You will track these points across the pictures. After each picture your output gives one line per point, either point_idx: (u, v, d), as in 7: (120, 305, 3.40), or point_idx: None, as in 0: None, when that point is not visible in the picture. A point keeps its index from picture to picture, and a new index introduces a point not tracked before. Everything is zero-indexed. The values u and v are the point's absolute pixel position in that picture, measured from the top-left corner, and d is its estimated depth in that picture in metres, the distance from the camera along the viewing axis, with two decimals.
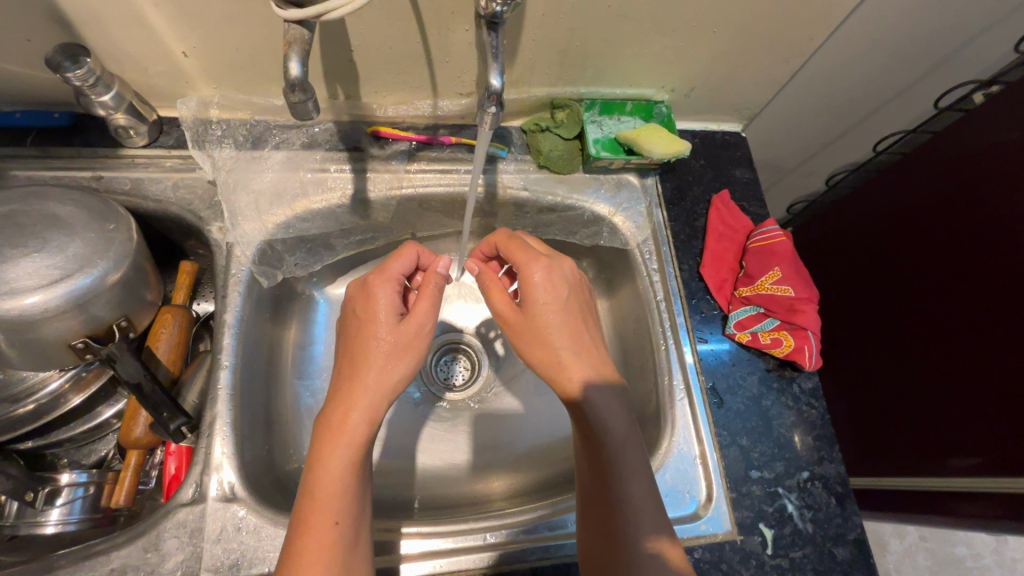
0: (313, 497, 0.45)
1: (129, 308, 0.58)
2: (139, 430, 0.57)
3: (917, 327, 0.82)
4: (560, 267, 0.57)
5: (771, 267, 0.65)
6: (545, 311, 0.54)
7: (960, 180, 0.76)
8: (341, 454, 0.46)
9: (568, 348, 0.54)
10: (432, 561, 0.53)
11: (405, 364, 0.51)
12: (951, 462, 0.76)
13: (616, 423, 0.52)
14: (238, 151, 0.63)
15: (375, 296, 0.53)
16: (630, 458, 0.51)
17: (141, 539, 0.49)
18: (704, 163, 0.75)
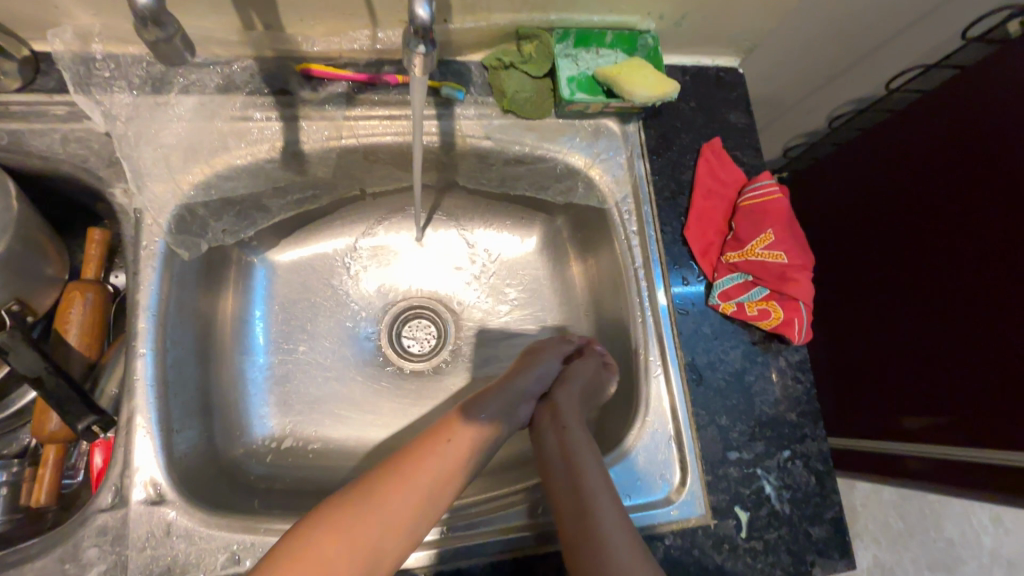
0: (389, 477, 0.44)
1: (21, 288, 0.49)
2: (54, 423, 0.51)
3: (907, 285, 0.78)
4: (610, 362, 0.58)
5: (763, 229, 0.58)
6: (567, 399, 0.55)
7: (974, 131, 0.68)
8: (420, 479, 0.44)
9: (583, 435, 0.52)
10: (418, 552, 0.50)
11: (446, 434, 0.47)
12: (929, 421, 0.74)
13: (597, 495, 0.47)
14: (138, 96, 0.53)
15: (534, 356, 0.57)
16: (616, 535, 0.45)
17: (57, 550, 0.45)
18: (694, 105, 0.65)
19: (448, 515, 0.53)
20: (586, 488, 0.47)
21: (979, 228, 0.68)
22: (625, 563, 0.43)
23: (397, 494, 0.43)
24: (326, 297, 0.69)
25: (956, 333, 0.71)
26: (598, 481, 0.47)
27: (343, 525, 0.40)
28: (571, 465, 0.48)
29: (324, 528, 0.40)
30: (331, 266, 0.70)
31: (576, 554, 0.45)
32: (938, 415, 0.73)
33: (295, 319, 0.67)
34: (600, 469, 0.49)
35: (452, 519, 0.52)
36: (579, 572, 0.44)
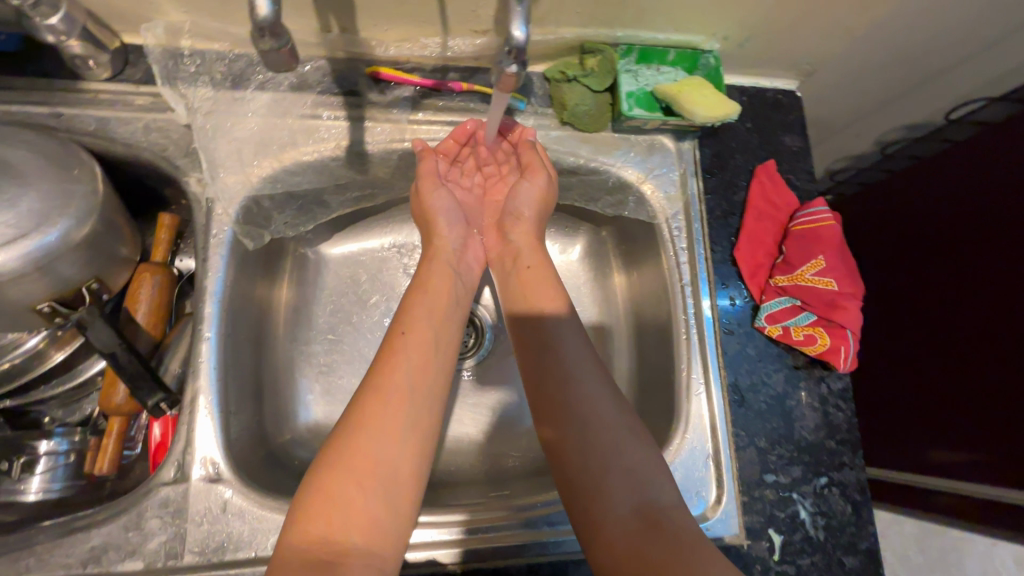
0: (369, 387, 0.45)
1: (100, 268, 0.52)
2: (120, 398, 0.54)
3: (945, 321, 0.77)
4: (551, 184, 0.60)
5: (814, 255, 0.58)
6: (516, 229, 0.62)
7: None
8: (398, 376, 0.45)
9: (536, 275, 0.58)
10: (432, 551, 0.51)
11: (438, 301, 0.53)
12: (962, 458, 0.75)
13: (578, 364, 0.51)
14: (217, 90, 0.55)
15: (432, 200, 0.59)
16: (600, 402, 0.49)
17: (122, 518, 0.47)
18: (751, 127, 0.66)
19: (468, 516, 0.53)
20: (569, 379, 0.50)
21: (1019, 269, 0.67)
22: (610, 423, 0.47)
23: (393, 346, 0.48)
24: (373, 292, 0.71)
25: (991, 371, 0.71)
26: (579, 354, 0.52)
27: (345, 444, 0.41)
28: (564, 382, 0.50)
29: (348, 440, 0.41)
30: (379, 263, 0.72)
31: (559, 424, 0.48)
32: (970, 451, 0.74)
33: (342, 312, 0.69)
34: (588, 364, 0.52)
35: (474, 521, 0.53)
36: (599, 489, 0.44)
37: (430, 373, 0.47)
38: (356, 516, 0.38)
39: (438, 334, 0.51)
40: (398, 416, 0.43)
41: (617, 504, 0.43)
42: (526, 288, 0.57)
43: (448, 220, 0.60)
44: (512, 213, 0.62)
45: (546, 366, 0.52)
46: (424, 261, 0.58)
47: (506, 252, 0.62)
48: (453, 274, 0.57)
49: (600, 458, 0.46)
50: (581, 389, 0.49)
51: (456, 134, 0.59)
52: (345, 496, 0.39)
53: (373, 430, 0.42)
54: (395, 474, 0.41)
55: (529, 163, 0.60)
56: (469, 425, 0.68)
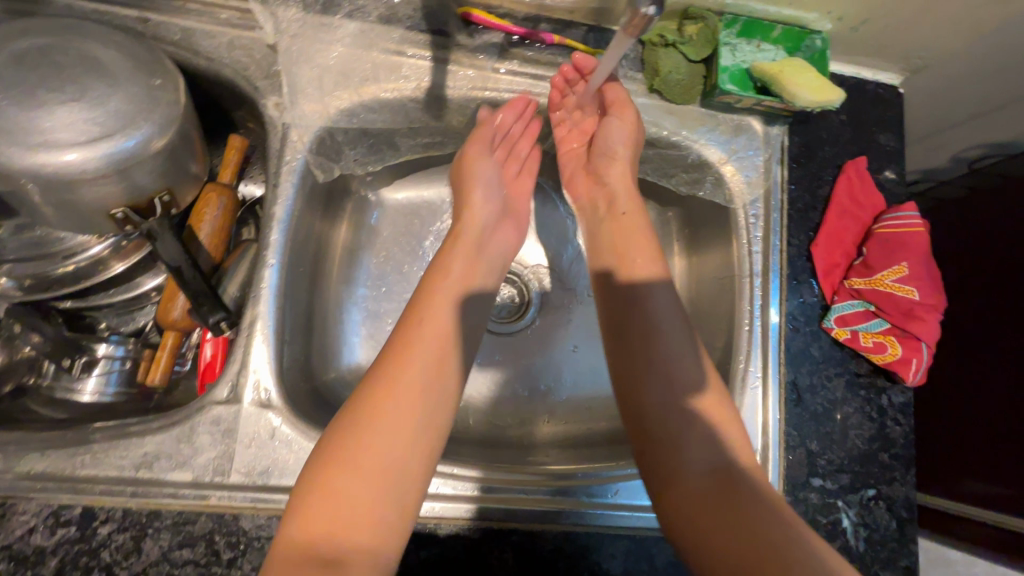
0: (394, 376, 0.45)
1: (173, 181, 0.52)
2: (177, 312, 0.54)
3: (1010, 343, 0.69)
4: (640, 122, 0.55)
5: (898, 261, 0.55)
6: (610, 170, 0.57)
7: None
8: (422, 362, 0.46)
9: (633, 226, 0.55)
10: (463, 504, 0.51)
11: (458, 287, 0.52)
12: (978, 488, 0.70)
13: (668, 321, 0.49)
14: (306, 14, 0.54)
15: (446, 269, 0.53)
16: (683, 361, 0.47)
17: (176, 429, 0.47)
18: (845, 119, 0.62)
19: (483, 474, 0.53)
20: (655, 328, 0.49)
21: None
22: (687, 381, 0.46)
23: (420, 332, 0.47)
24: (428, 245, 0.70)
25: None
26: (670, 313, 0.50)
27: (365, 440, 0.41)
28: (647, 333, 0.49)
29: (357, 422, 0.42)
30: (437, 214, 0.71)
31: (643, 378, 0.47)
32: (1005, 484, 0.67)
33: (395, 260, 0.69)
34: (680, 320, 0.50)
35: (506, 481, 0.52)
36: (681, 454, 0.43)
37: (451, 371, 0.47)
38: (364, 513, 0.39)
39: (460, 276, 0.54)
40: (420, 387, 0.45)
41: (694, 460, 0.42)
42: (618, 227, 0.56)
43: (484, 192, 0.58)
44: (603, 154, 0.57)
45: (630, 321, 0.50)
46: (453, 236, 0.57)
47: (599, 195, 0.59)
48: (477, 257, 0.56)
49: (680, 420, 0.44)
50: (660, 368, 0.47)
51: (515, 109, 0.57)
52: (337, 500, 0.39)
53: (385, 425, 0.42)
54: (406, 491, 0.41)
55: (615, 101, 0.54)
56: (505, 387, 0.68)
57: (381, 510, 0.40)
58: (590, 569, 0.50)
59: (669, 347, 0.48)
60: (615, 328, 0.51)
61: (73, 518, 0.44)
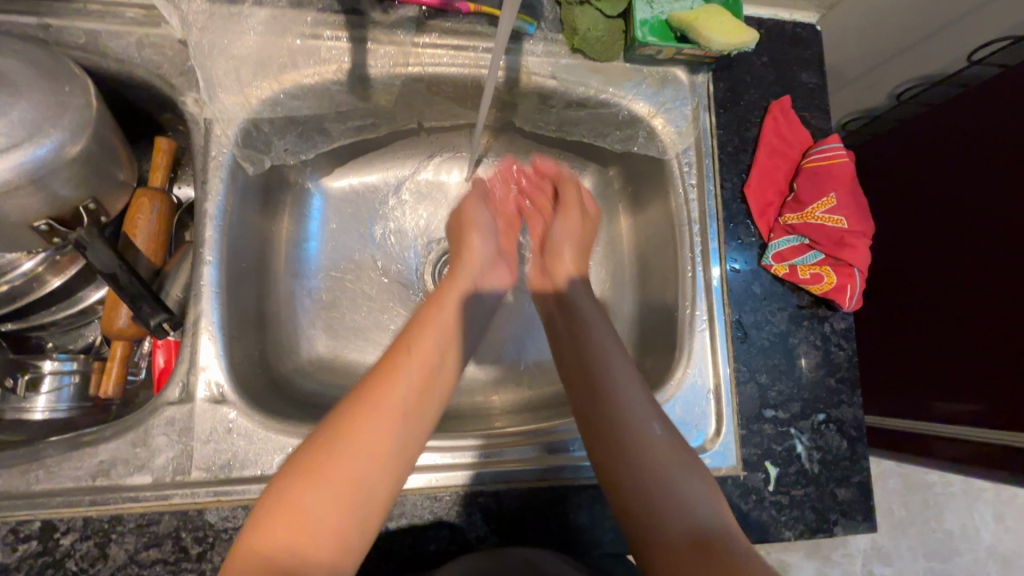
0: (386, 372, 0.46)
1: (97, 189, 0.51)
2: (122, 321, 0.53)
3: (942, 269, 0.74)
4: (592, 216, 0.64)
5: (826, 193, 0.57)
6: (558, 266, 0.60)
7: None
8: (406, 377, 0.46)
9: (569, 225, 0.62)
10: (427, 474, 0.51)
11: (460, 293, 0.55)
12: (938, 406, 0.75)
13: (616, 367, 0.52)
14: (212, 5, 0.53)
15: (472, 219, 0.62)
16: (641, 409, 0.49)
17: (129, 434, 0.47)
18: (766, 61, 0.63)
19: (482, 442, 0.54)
20: (609, 374, 0.51)
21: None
22: (652, 434, 0.48)
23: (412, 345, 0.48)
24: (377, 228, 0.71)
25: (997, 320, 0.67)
26: (624, 368, 0.52)
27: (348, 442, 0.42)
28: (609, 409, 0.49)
29: (406, 351, 0.47)
30: (382, 198, 0.71)
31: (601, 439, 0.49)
32: (961, 401, 0.72)
33: (345, 248, 0.69)
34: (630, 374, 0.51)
35: (482, 446, 0.53)
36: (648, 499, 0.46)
37: (439, 387, 0.48)
38: (345, 493, 0.41)
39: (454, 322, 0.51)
40: (456, 329, 0.52)
41: (668, 527, 0.45)
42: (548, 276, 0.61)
43: (482, 236, 0.61)
44: (554, 251, 0.61)
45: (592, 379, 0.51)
46: (452, 274, 0.57)
47: (557, 308, 0.59)
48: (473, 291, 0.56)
49: (653, 478, 0.46)
50: (610, 368, 0.51)
51: (495, 175, 0.68)
52: (385, 412, 0.43)
53: (375, 419, 0.43)
54: (430, 415, 0.47)
55: (568, 201, 0.63)
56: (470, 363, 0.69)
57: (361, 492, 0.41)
58: (558, 521, 0.52)
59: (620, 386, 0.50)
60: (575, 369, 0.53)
61: (33, 533, 0.45)
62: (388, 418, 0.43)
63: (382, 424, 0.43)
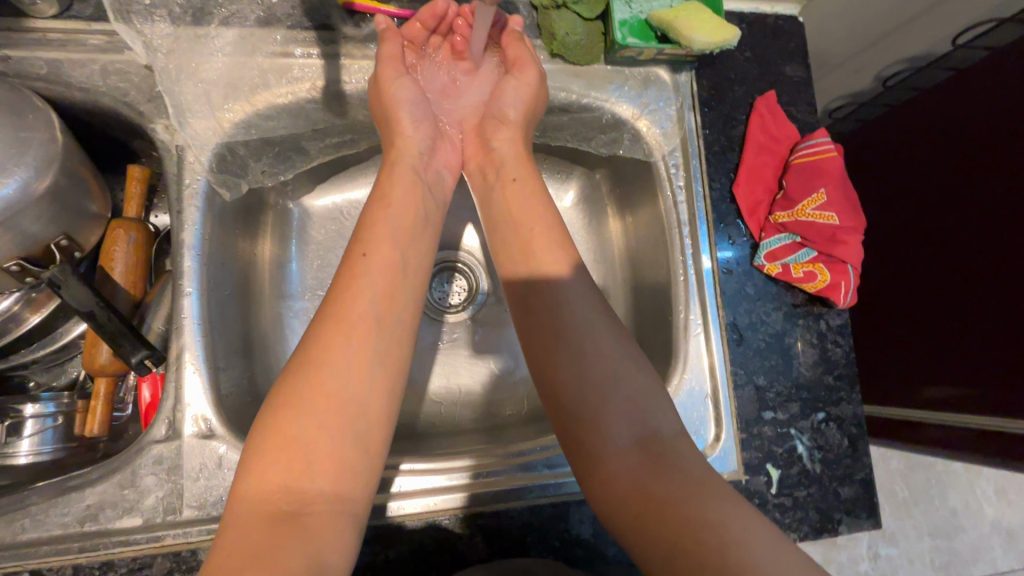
0: (331, 307, 0.42)
1: (69, 224, 0.50)
2: (103, 358, 0.52)
3: (934, 256, 0.74)
4: (540, 86, 0.56)
5: (816, 189, 0.56)
6: (498, 135, 0.58)
7: (1013, 112, 0.64)
8: (363, 304, 0.42)
9: (524, 189, 0.55)
10: (427, 498, 0.50)
11: (402, 218, 0.49)
12: (931, 394, 0.75)
13: (575, 292, 0.49)
14: (177, 27, 0.51)
15: (391, 88, 0.53)
16: (598, 332, 0.47)
17: (116, 476, 0.46)
18: (749, 56, 0.62)
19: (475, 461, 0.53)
20: (563, 304, 0.48)
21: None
22: (608, 349, 0.46)
23: (355, 270, 0.44)
24: None
25: (993, 306, 0.67)
26: (581, 291, 0.49)
27: (299, 390, 0.38)
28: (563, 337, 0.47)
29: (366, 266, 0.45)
30: None
31: (553, 352, 0.47)
32: (954, 387, 0.72)
33: (330, 267, 0.68)
34: (595, 308, 0.49)
35: (480, 466, 0.52)
36: (606, 416, 0.43)
37: (398, 301, 0.44)
38: (316, 458, 0.36)
39: (403, 252, 0.47)
40: (410, 225, 0.50)
41: (618, 436, 0.43)
42: (531, 259, 0.51)
43: (412, 114, 0.54)
44: (493, 117, 0.58)
45: (542, 315, 0.49)
46: (389, 165, 0.53)
47: (488, 162, 0.59)
48: (417, 180, 0.53)
49: (599, 387, 0.45)
50: (576, 311, 0.48)
51: (423, 16, 0.55)
52: (358, 331, 0.41)
53: (331, 358, 0.39)
54: (403, 323, 0.44)
55: (518, 58, 0.56)
56: (465, 377, 0.68)
57: (335, 441, 0.37)
58: (560, 538, 0.51)
59: (578, 319, 0.48)
60: (521, 310, 0.50)
61: None
62: (364, 335, 0.41)
63: (339, 369, 0.39)
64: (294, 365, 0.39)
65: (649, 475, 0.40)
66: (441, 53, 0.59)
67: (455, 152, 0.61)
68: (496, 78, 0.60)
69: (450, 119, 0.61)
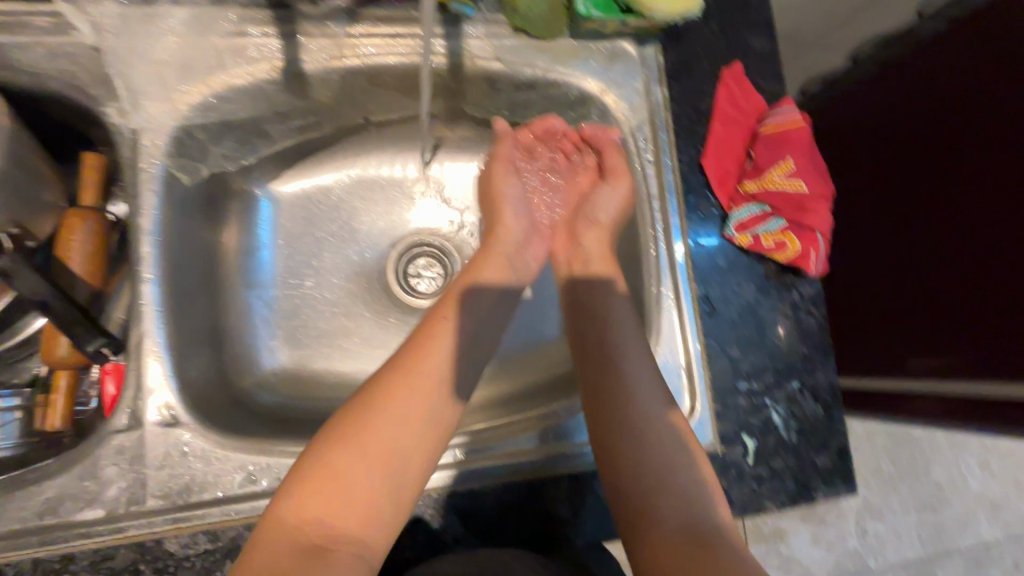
0: (395, 369, 0.46)
1: (19, 212, 0.49)
2: (62, 350, 0.51)
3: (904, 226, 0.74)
4: (633, 195, 0.60)
5: (783, 158, 0.56)
6: (588, 234, 0.61)
7: (984, 79, 0.64)
8: (424, 370, 0.46)
9: (600, 248, 0.60)
10: None
11: (464, 282, 0.53)
12: (904, 365, 0.75)
13: (623, 335, 0.53)
14: (127, 7, 0.50)
15: (501, 185, 0.59)
16: (642, 388, 0.50)
17: (77, 468, 0.45)
18: (716, 28, 0.62)
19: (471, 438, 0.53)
20: (614, 353, 0.52)
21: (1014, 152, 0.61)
22: (653, 403, 0.50)
23: (435, 335, 0.48)
24: (331, 230, 0.68)
25: (966, 272, 0.67)
26: (629, 333, 0.53)
27: (356, 434, 0.42)
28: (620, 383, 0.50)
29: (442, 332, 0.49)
30: (336, 200, 0.68)
31: (601, 403, 0.50)
32: (929, 355, 0.72)
33: (300, 254, 0.67)
34: (646, 361, 0.52)
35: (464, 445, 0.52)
36: (646, 465, 0.47)
37: (463, 377, 0.48)
38: (353, 500, 0.40)
39: (478, 327, 0.52)
40: (494, 294, 0.55)
41: (666, 515, 0.45)
42: (596, 281, 0.58)
43: (514, 209, 0.60)
44: (587, 219, 0.61)
45: (602, 364, 0.52)
46: (484, 249, 0.58)
47: (575, 256, 0.61)
48: (507, 267, 0.57)
49: (654, 472, 0.47)
50: (625, 331, 0.53)
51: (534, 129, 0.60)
52: (418, 388, 0.45)
53: (392, 408, 0.43)
54: (462, 392, 0.48)
55: (614, 169, 0.59)
56: None
57: (378, 485, 0.41)
58: (536, 515, 0.51)
59: (633, 368, 0.51)
60: (579, 352, 0.55)
61: None
62: (421, 397, 0.45)
63: (398, 422, 0.43)
64: (357, 413, 0.43)
65: (692, 550, 0.41)
66: (546, 158, 0.63)
67: (545, 245, 0.62)
68: (587, 180, 0.63)
69: (546, 216, 0.63)
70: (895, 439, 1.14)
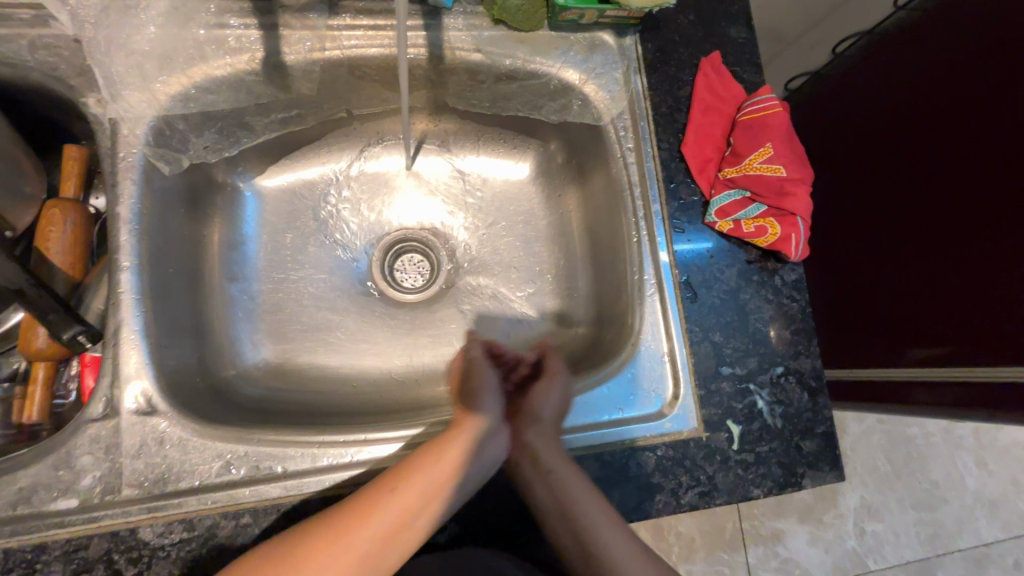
0: (351, 515, 0.41)
1: None
2: (40, 342, 0.51)
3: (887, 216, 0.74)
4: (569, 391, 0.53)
5: (762, 143, 0.56)
6: (531, 434, 0.50)
7: (953, 66, 0.65)
8: (380, 531, 0.41)
9: (560, 477, 0.47)
10: None
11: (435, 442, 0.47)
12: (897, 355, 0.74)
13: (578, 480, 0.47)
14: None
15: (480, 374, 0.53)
16: (605, 525, 0.46)
17: (50, 457, 0.44)
18: (693, 19, 0.63)
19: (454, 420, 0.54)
20: (572, 495, 0.47)
21: (994, 136, 0.61)
22: (618, 542, 0.46)
23: (390, 497, 0.42)
24: (315, 225, 0.68)
25: (949, 259, 0.67)
26: (582, 483, 0.48)
27: None
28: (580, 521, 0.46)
29: (423, 459, 0.45)
30: (322, 195, 0.69)
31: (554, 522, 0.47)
32: (916, 344, 0.71)
33: (284, 249, 0.67)
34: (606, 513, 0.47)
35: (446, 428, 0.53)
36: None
37: (418, 529, 0.43)
38: None
39: (435, 490, 0.44)
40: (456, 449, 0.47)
41: None
42: (547, 478, 0.47)
43: (490, 401, 0.51)
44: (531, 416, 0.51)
45: (562, 492, 0.47)
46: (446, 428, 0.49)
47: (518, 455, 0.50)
48: (466, 461, 0.46)
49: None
50: (575, 483, 0.47)
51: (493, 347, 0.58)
52: (367, 546, 0.41)
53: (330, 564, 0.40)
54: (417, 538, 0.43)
55: (552, 367, 0.55)
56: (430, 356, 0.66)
57: None
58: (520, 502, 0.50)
59: (586, 508, 0.47)
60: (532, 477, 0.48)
61: None
62: (371, 552, 0.41)
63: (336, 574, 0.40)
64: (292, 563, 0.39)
65: None
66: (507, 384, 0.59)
67: None
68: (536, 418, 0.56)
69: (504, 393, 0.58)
70: (891, 437, 1.14)
